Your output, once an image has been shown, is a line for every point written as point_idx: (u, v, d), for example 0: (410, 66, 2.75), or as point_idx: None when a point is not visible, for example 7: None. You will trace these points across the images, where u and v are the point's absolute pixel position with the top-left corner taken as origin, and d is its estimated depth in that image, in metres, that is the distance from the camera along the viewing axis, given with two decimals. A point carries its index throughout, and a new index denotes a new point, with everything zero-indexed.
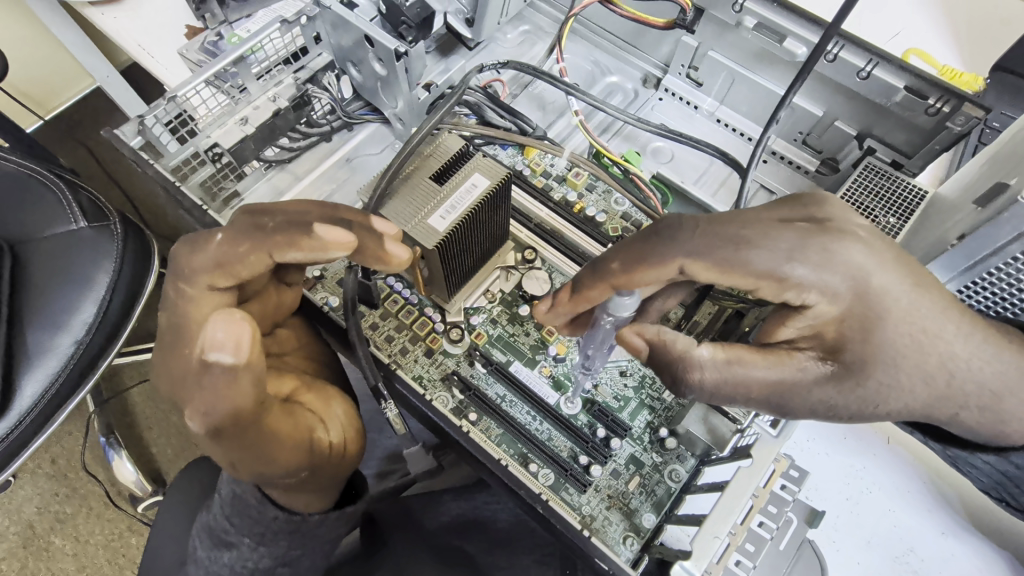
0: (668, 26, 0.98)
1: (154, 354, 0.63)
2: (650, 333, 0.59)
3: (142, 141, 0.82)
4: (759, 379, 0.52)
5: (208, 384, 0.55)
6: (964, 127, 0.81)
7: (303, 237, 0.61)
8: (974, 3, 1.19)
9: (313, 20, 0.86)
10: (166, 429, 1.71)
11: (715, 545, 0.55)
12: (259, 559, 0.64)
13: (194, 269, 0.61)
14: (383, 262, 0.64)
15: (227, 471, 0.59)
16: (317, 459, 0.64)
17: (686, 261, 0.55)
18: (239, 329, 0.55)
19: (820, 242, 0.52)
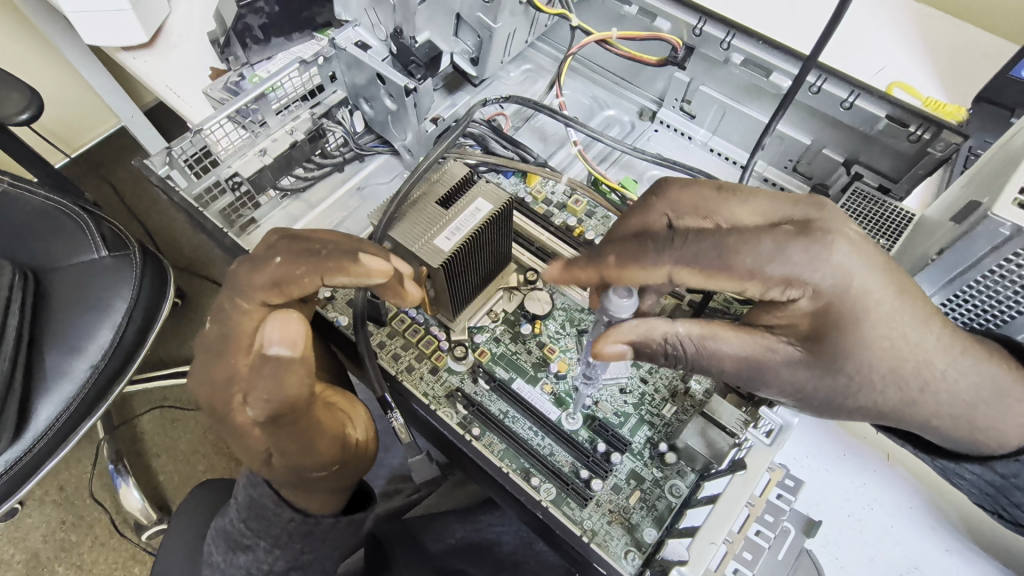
0: (660, 63, 1.05)
1: (196, 358, 0.65)
2: (639, 329, 0.64)
3: (168, 172, 0.85)
4: (730, 352, 0.61)
5: (267, 375, 0.59)
6: (945, 152, 0.85)
7: (351, 263, 0.64)
8: (955, 39, 1.26)
9: (330, 60, 0.93)
10: (174, 457, 1.72)
11: (712, 551, 0.56)
12: (273, 562, 0.64)
13: (253, 286, 0.64)
14: (400, 297, 0.71)
15: (268, 461, 0.63)
16: (348, 454, 0.68)
17: (675, 269, 0.61)
18: (292, 324, 0.61)
19: (802, 247, 0.58)
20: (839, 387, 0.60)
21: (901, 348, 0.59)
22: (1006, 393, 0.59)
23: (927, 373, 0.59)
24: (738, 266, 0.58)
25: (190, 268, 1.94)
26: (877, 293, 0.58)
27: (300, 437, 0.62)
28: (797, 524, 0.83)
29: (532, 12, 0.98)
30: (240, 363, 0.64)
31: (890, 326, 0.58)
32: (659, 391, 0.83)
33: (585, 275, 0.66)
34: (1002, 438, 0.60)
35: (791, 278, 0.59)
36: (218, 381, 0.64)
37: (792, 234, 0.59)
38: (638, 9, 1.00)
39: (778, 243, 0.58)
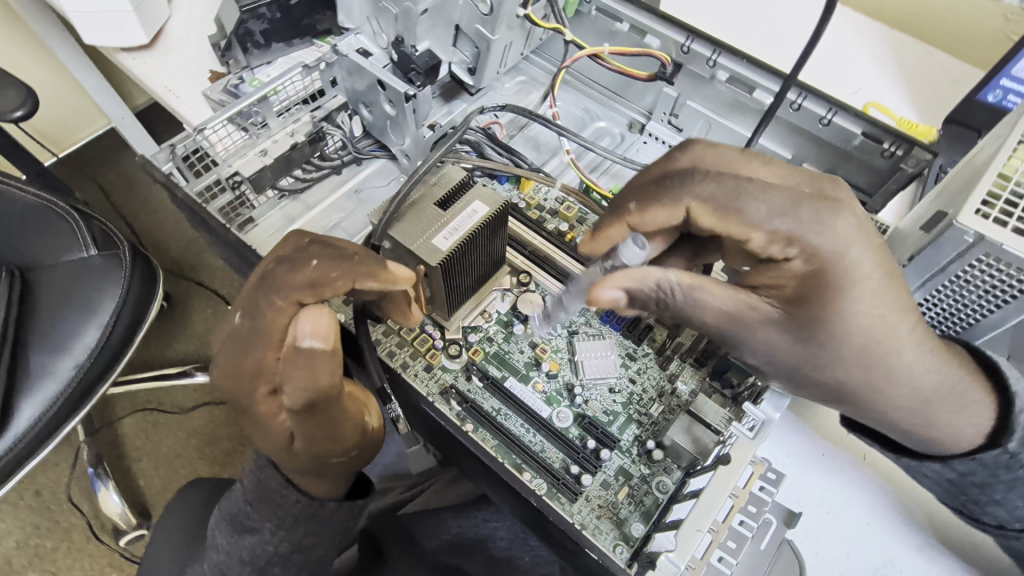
0: (650, 78, 1.09)
1: (224, 342, 0.66)
2: (637, 274, 0.68)
3: (171, 167, 0.88)
4: (715, 306, 0.66)
5: (301, 365, 0.63)
6: (916, 168, 0.90)
7: (382, 269, 0.65)
8: (925, 65, 1.34)
9: (331, 66, 0.96)
10: (156, 461, 1.69)
11: (698, 538, 0.60)
12: (279, 542, 0.67)
13: (289, 285, 0.63)
14: (404, 317, 0.81)
15: (293, 444, 0.67)
16: (364, 442, 0.72)
17: (693, 203, 0.67)
18: (323, 319, 0.63)
19: (813, 210, 0.63)
20: (806, 355, 0.65)
21: (870, 322, 0.62)
22: (962, 392, 0.64)
23: (903, 370, 0.63)
24: (747, 215, 0.64)
25: (176, 271, 1.93)
26: (868, 270, 0.62)
27: (328, 425, 0.66)
28: (777, 514, 0.76)
29: (528, 26, 1.02)
30: (270, 357, 0.65)
31: (872, 323, 0.62)
32: (648, 390, 0.86)
33: (614, 231, 0.76)
34: (956, 432, 0.65)
35: (793, 237, 0.63)
36: (248, 373, 0.65)
37: (810, 198, 0.63)
38: (629, 26, 1.05)
39: (791, 201, 0.63)
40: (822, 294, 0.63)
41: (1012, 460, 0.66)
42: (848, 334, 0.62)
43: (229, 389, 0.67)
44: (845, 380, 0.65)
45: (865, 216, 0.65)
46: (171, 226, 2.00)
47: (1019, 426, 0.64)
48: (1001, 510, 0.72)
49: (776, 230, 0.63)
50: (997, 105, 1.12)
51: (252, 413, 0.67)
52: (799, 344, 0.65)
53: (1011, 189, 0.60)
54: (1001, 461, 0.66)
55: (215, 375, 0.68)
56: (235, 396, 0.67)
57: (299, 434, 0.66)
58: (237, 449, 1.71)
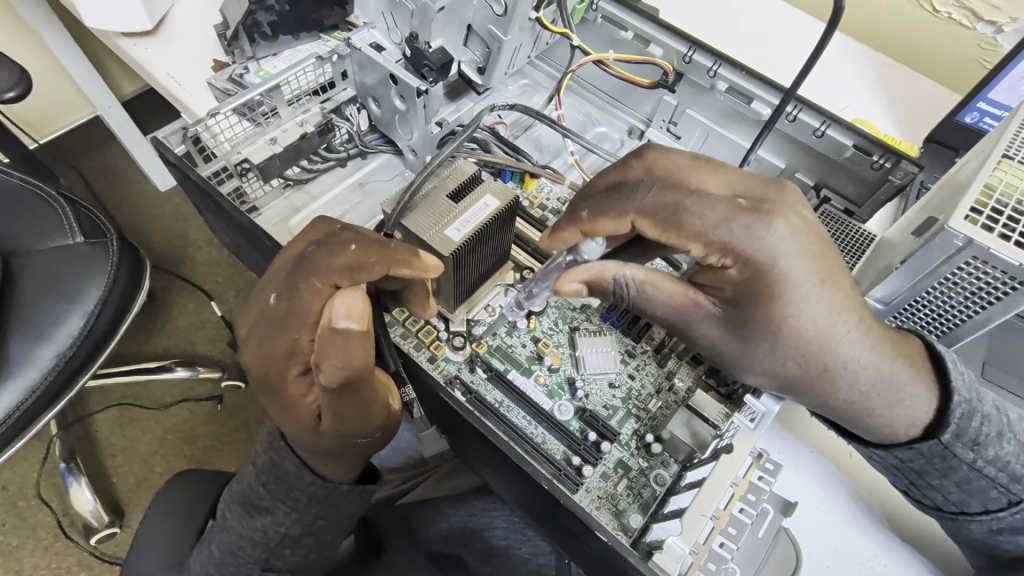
0: (652, 86, 1.12)
1: (260, 320, 0.72)
2: (582, 276, 0.75)
3: (185, 150, 0.90)
4: (660, 299, 0.73)
5: (338, 345, 0.67)
6: (903, 180, 0.95)
7: (414, 258, 0.70)
8: (909, 86, 1.39)
9: (343, 58, 0.97)
10: (131, 458, 1.62)
11: (702, 523, 0.64)
12: (291, 525, 0.74)
13: (329, 269, 0.69)
14: (422, 306, 0.83)
15: (320, 421, 0.72)
16: (389, 425, 0.76)
17: (637, 218, 0.72)
18: (356, 301, 0.68)
19: (745, 222, 0.68)
20: (747, 352, 0.70)
21: (820, 330, 0.67)
22: (900, 387, 0.67)
23: (885, 373, 0.67)
24: (687, 227, 0.69)
25: (158, 263, 1.86)
26: (801, 276, 0.67)
27: (359, 405, 0.71)
28: (775, 505, 0.81)
29: (539, 29, 1.05)
30: (304, 338, 0.71)
31: (832, 325, 0.67)
32: (646, 386, 0.87)
33: (568, 235, 0.77)
34: (891, 421, 0.69)
35: (726, 246, 0.68)
36: (282, 353, 0.71)
37: (743, 210, 0.68)
38: (633, 35, 1.08)
39: (726, 212, 0.68)
40: (754, 299, 0.68)
41: (946, 451, 0.68)
42: (783, 337, 0.68)
43: (260, 370, 0.72)
44: (794, 375, 0.69)
45: (800, 220, 0.68)
46: (155, 217, 1.95)
47: (954, 418, 0.67)
48: (938, 495, 0.73)
49: (762, 237, 0.67)
50: (974, 126, 1.17)
51: (283, 394, 0.72)
52: (737, 341, 0.70)
53: (995, 200, 0.64)
54: (937, 451, 0.69)
55: (247, 357, 0.73)
56: (267, 377, 0.72)
57: (329, 415, 0.70)
58: (218, 448, 1.64)
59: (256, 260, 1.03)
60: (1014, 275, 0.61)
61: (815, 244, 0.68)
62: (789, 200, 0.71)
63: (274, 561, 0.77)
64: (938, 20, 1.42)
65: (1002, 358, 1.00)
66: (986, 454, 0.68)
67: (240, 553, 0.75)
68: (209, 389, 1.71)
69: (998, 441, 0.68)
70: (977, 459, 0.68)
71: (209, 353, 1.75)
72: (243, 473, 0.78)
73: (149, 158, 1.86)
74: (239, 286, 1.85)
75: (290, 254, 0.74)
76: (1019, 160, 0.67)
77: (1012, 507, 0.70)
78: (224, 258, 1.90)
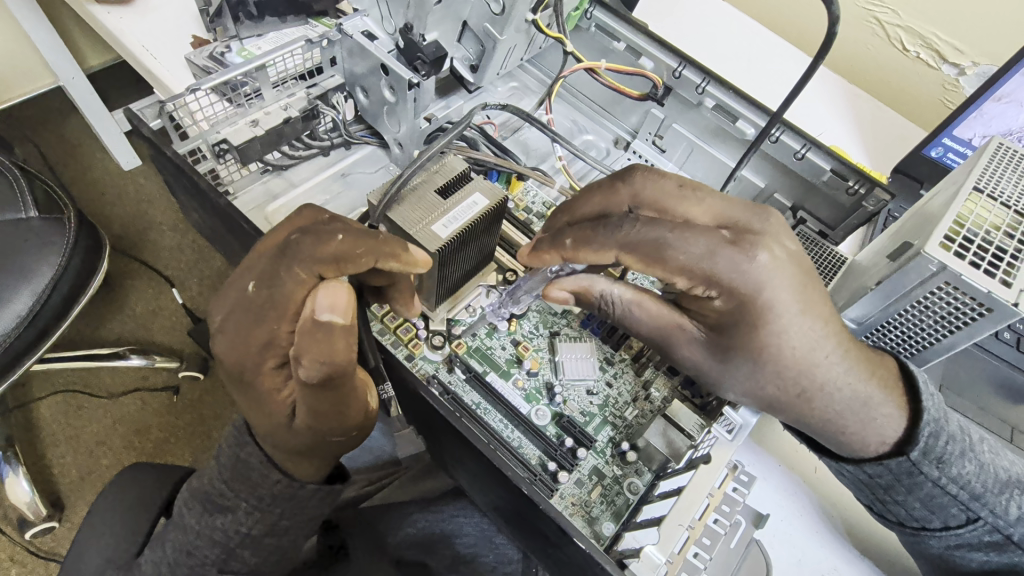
0: (641, 97, 1.13)
1: (236, 308, 0.68)
2: (570, 288, 0.78)
3: (162, 124, 0.86)
4: (639, 321, 0.77)
5: (320, 338, 0.64)
6: (876, 207, 0.97)
7: (402, 251, 0.69)
8: (881, 118, 1.44)
9: (333, 44, 0.95)
10: (75, 448, 1.52)
11: (679, 531, 0.68)
12: (252, 525, 0.70)
13: (313, 258, 0.66)
14: (406, 305, 0.82)
15: (293, 417, 0.69)
16: (366, 423, 0.73)
17: (620, 253, 0.71)
18: (340, 293, 0.66)
19: (729, 256, 0.68)
20: (725, 373, 0.73)
21: (798, 355, 0.69)
22: (873, 406, 0.69)
23: (856, 393, 0.69)
24: (671, 261, 0.69)
25: (117, 246, 1.77)
26: (783, 306, 0.68)
27: (338, 402, 0.68)
28: (747, 516, 0.84)
29: (534, 31, 1.05)
30: (282, 330, 0.68)
31: (810, 345, 0.69)
32: (623, 394, 0.87)
33: (549, 259, 0.76)
34: (862, 438, 0.71)
35: (711, 278, 0.69)
36: (259, 344, 0.68)
37: (727, 243, 0.68)
38: (625, 45, 1.09)
39: (709, 246, 0.68)
40: (735, 326, 0.71)
41: (913, 467, 0.71)
42: (761, 361, 0.70)
43: (233, 361, 0.69)
44: (773, 397, 0.72)
45: (783, 252, 0.70)
46: (115, 198, 1.85)
47: (922, 436, 0.70)
48: (902, 510, 0.76)
49: (751, 256, 0.68)
50: (937, 160, 1.21)
51: (256, 387, 0.69)
52: (718, 363, 0.73)
53: (966, 230, 0.66)
54: (905, 467, 0.71)
55: (220, 347, 0.69)
56: (239, 368, 0.69)
57: (305, 411, 0.68)
58: (173, 440, 1.55)
59: (231, 245, 0.99)
60: (983, 302, 0.64)
61: (795, 269, 0.69)
62: (776, 230, 0.72)
63: (231, 563, 0.73)
64: (907, 59, 1.49)
65: (952, 378, 1.08)
66: (950, 472, 0.70)
67: (195, 554, 0.71)
68: (165, 379, 1.62)
69: (960, 459, 0.71)
70: (942, 476, 0.71)
71: (166, 341, 1.66)
72: (203, 469, 0.75)
73: (114, 135, 1.77)
74: (202, 273, 1.77)
75: (274, 242, 0.71)
76: (988, 194, 0.70)
77: (970, 524, 0.73)
78: (188, 244, 1.81)
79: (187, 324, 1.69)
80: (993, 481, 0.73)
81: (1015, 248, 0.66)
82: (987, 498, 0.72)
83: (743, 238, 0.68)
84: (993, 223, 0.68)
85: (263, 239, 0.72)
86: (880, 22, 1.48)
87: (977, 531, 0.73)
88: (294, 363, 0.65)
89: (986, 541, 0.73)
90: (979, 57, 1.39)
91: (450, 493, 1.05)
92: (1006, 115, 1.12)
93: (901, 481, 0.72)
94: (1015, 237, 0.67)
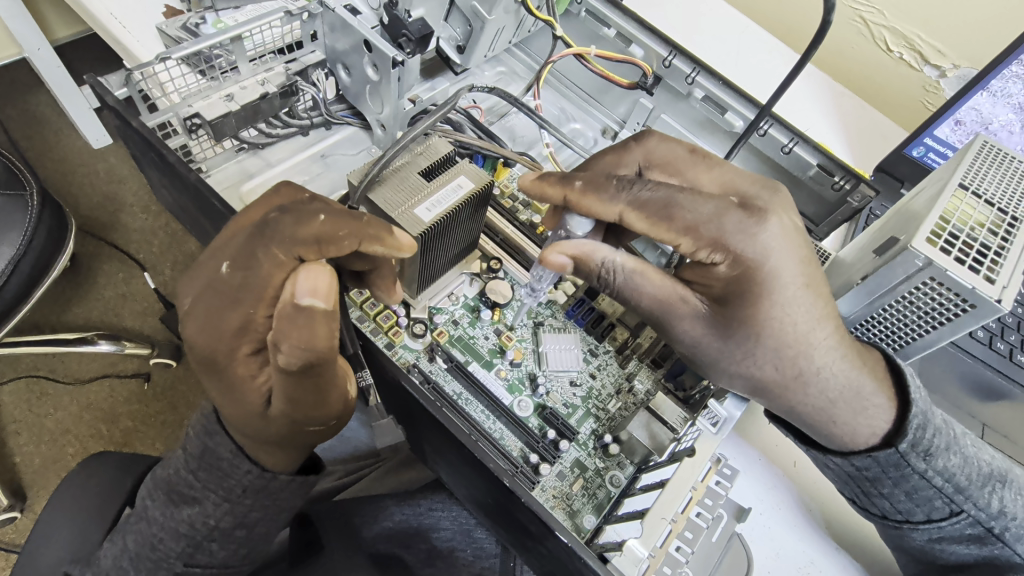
0: (630, 86, 1.10)
1: (209, 293, 0.65)
2: (570, 253, 0.72)
3: (128, 93, 0.83)
4: (647, 293, 0.71)
5: (298, 321, 0.60)
6: (861, 203, 0.95)
7: (387, 234, 0.66)
8: (865, 115, 1.43)
9: (314, 18, 0.91)
10: (37, 437, 1.46)
11: (662, 525, 0.67)
12: (220, 517, 0.67)
13: (293, 239, 0.63)
14: (387, 291, 0.78)
15: (267, 406, 0.66)
16: (345, 412, 0.71)
17: (625, 210, 0.68)
18: (322, 277, 0.62)
19: (737, 219, 0.68)
20: (729, 351, 0.70)
21: (782, 348, 0.68)
22: (865, 397, 0.69)
23: (838, 387, 0.69)
24: (676, 222, 0.67)
25: (85, 227, 1.69)
26: (784, 288, 0.67)
27: (317, 391, 0.64)
28: (729, 510, 0.84)
29: (523, 13, 1.02)
30: (259, 314, 0.65)
31: (795, 339, 0.68)
32: (606, 386, 0.85)
33: (551, 193, 0.71)
34: (854, 429, 0.71)
35: (719, 241, 0.68)
36: (233, 329, 0.64)
37: (735, 207, 0.68)
38: (615, 32, 1.07)
39: (718, 209, 0.68)
40: (736, 302, 0.69)
41: (901, 460, 0.71)
42: (763, 337, 0.68)
43: (204, 346, 0.65)
44: (769, 379, 0.70)
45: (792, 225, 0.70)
46: (83, 177, 1.77)
47: (911, 428, 0.70)
48: (886, 503, 0.77)
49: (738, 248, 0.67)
50: (918, 160, 1.21)
51: (229, 373, 0.66)
52: (720, 341, 0.70)
53: (951, 227, 0.66)
54: (893, 459, 0.71)
55: (190, 331, 0.66)
56: (211, 353, 0.65)
57: (281, 398, 0.64)
58: (143, 429, 1.49)
59: (203, 227, 0.95)
60: (967, 297, 0.64)
61: (804, 247, 0.69)
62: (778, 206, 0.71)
63: (198, 557, 0.70)
64: (890, 59, 1.49)
65: (928, 375, 1.09)
66: (936, 464, 0.71)
67: (160, 548, 0.68)
68: (135, 365, 1.56)
69: (945, 452, 0.72)
70: (928, 469, 0.71)
71: (136, 327, 1.59)
72: (169, 458, 0.72)
73: (82, 110, 1.68)
74: (176, 257, 1.70)
75: (251, 221, 0.67)
76: (972, 191, 0.70)
77: (953, 516, 0.74)
78: (161, 227, 1.74)
79: (159, 309, 1.63)
80: (976, 474, 0.74)
81: (997, 246, 0.66)
82: (970, 491, 0.73)
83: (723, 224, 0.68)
84: (977, 221, 0.68)
85: (238, 218, 0.69)
86: (865, 21, 1.48)
87: (959, 524, 0.74)
88: (272, 349, 0.61)
89: (967, 534, 0.74)
90: (960, 60, 1.41)
91: (429, 485, 1.03)
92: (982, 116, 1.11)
93: (889, 473, 0.73)
94: (998, 234, 0.67)
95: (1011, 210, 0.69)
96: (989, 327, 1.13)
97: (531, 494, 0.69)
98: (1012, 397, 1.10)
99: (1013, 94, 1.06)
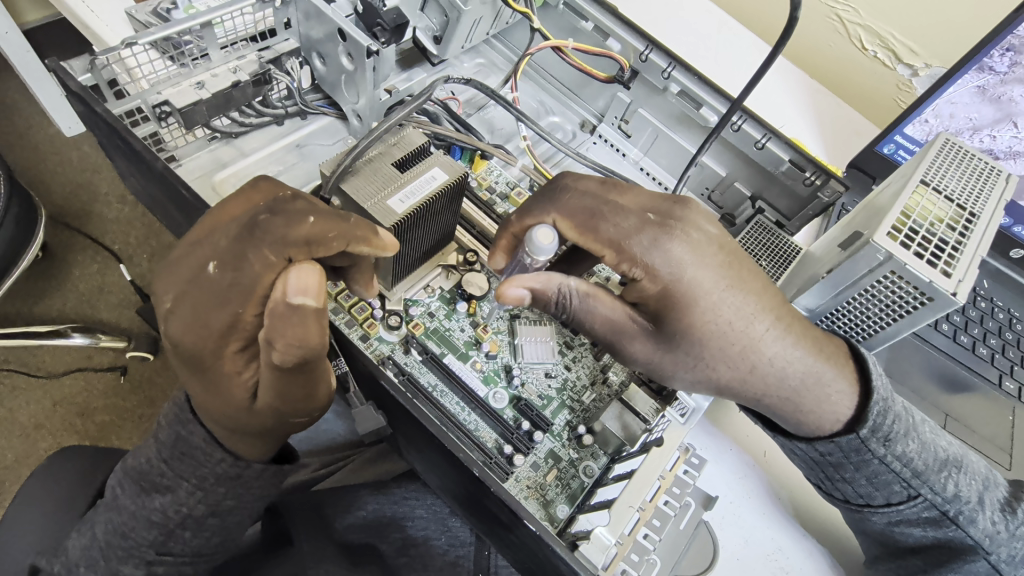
0: (607, 79, 1.10)
1: (192, 290, 0.64)
2: (526, 285, 0.71)
3: (92, 79, 0.81)
4: (602, 316, 0.71)
5: (290, 322, 0.60)
6: (831, 199, 0.95)
7: (372, 235, 0.65)
8: (839, 113, 1.45)
9: (287, 6, 0.90)
10: (8, 431, 1.43)
11: (630, 513, 0.71)
12: (193, 505, 0.67)
13: (284, 240, 0.62)
14: (365, 285, 0.77)
15: (247, 400, 0.66)
16: (326, 403, 0.72)
17: (559, 220, 0.73)
18: (312, 275, 0.61)
19: (683, 232, 0.70)
20: (694, 353, 0.70)
21: (742, 346, 0.70)
22: (825, 383, 0.71)
23: (793, 381, 0.70)
24: (603, 233, 0.71)
25: (57, 216, 1.65)
26: (737, 284, 0.70)
27: (307, 385, 0.65)
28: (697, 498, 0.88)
29: (500, 5, 1.04)
30: (247, 314, 0.63)
31: (752, 337, 0.70)
32: (581, 378, 0.86)
33: (505, 241, 0.77)
34: (819, 417, 0.73)
35: (667, 250, 0.69)
36: (220, 328, 0.63)
37: (651, 224, 0.71)
38: (593, 26, 1.05)
39: (637, 224, 0.71)
40: (671, 310, 0.69)
41: (862, 445, 0.73)
42: (728, 339, 0.69)
43: (192, 344, 0.64)
44: (726, 378, 0.71)
45: (720, 237, 0.73)
46: (56, 166, 1.72)
47: (871, 415, 0.73)
48: (849, 488, 0.79)
49: (684, 250, 0.69)
50: (889, 157, 1.22)
51: (216, 371, 0.65)
52: (668, 353, 0.71)
53: (911, 222, 0.68)
54: (854, 445, 0.74)
55: (175, 330, 0.65)
56: (198, 352, 0.64)
57: (270, 391, 0.65)
58: (118, 423, 1.46)
59: (173, 217, 0.94)
60: (925, 291, 0.66)
61: (735, 257, 0.72)
62: (697, 216, 0.74)
63: (170, 545, 0.69)
64: (865, 57, 1.52)
65: (893, 364, 1.13)
66: (895, 450, 0.74)
67: (131, 536, 0.68)
68: (111, 359, 1.52)
69: (904, 438, 0.74)
70: (887, 454, 0.74)
71: (112, 319, 1.56)
72: (141, 447, 0.71)
73: (53, 97, 1.63)
74: (152, 249, 1.66)
75: (231, 217, 0.66)
76: (933, 187, 0.72)
77: (910, 500, 0.77)
78: (137, 218, 1.70)
79: (135, 301, 1.59)
80: (933, 459, 0.77)
81: (955, 241, 0.68)
82: (927, 475, 0.76)
83: (665, 230, 0.70)
84: (936, 217, 0.70)
85: (215, 212, 0.67)
86: (842, 19, 1.50)
87: (916, 507, 0.77)
88: (266, 347, 0.61)
89: (924, 517, 0.77)
90: (931, 59, 1.44)
91: (404, 474, 1.04)
92: (974, 119, 1.12)
93: (851, 461, 0.75)
94: (956, 230, 0.69)
95: (970, 207, 0.71)
96: (954, 320, 1.17)
97: (502, 485, 0.70)
98: (968, 387, 1.15)
99: (993, 108, 1.10)
